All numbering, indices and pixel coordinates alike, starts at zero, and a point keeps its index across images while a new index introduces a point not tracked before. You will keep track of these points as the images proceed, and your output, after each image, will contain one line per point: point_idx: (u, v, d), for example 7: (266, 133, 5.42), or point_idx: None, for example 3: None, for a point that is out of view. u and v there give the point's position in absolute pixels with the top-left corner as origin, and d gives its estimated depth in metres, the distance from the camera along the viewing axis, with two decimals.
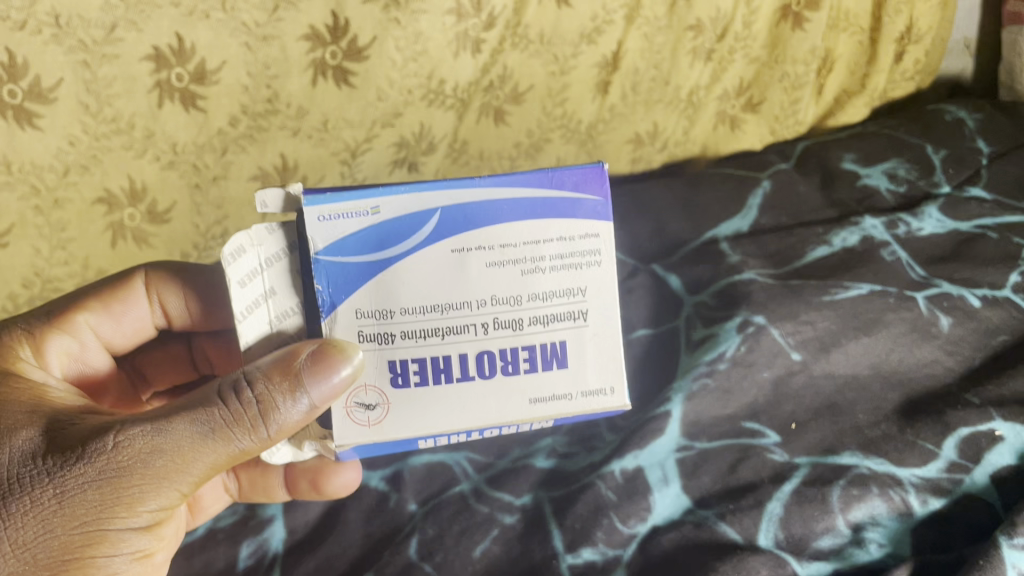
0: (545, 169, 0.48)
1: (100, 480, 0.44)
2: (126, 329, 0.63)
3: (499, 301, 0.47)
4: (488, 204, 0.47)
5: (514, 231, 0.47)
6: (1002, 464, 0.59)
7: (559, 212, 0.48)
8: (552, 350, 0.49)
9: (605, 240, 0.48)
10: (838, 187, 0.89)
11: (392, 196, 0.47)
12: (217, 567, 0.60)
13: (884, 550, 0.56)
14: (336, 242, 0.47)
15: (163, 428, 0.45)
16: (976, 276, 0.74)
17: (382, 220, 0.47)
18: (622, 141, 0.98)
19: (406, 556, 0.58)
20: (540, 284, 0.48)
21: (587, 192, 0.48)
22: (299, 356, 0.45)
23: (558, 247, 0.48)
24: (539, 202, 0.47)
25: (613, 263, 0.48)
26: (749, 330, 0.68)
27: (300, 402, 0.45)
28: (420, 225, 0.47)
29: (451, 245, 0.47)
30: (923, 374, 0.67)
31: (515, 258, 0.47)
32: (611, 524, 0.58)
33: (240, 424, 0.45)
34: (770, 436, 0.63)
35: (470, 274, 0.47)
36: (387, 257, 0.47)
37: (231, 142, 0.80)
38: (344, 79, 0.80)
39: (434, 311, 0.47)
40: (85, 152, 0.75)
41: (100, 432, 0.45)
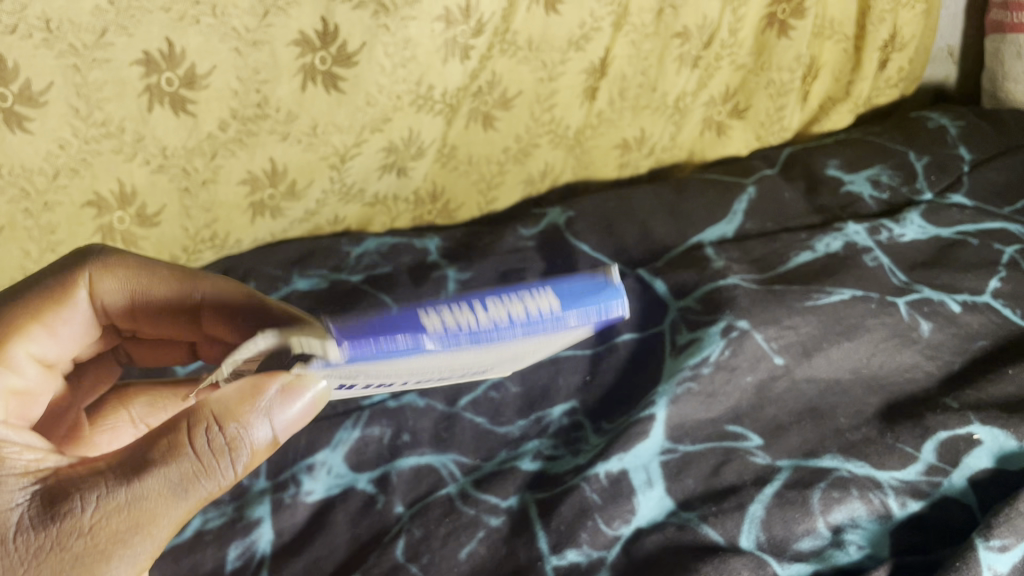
0: (566, 317, 0.36)
1: (77, 566, 0.38)
2: (66, 342, 0.53)
3: (482, 373, 0.43)
4: (505, 355, 0.38)
5: (520, 356, 0.40)
6: (980, 467, 0.60)
7: (570, 339, 0.39)
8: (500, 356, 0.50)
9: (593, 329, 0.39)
10: (822, 193, 0.90)
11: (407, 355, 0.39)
12: (205, 570, 0.60)
13: (864, 552, 0.57)
14: (332, 375, 0.37)
15: (128, 492, 0.39)
16: (957, 282, 0.76)
17: (387, 368, 0.36)
18: (609, 146, 0.99)
19: (393, 558, 0.59)
20: (524, 361, 0.43)
21: (598, 324, 0.38)
22: (264, 390, 0.40)
23: (552, 350, 0.41)
24: (556, 341, 0.39)
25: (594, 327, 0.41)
26: (733, 334, 0.69)
27: (265, 430, 0.41)
28: (429, 368, 0.37)
29: (453, 370, 0.39)
30: (903, 379, 0.68)
31: (509, 364, 0.41)
32: (595, 526, 0.59)
33: (210, 471, 0.40)
34: (752, 440, 0.64)
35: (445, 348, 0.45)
36: (382, 378, 0.38)
37: (221, 146, 0.80)
38: (333, 84, 0.80)
39: (415, 382, 0.42)
40: (75, 156, 0.75)
41: (56, 510, 0.39)
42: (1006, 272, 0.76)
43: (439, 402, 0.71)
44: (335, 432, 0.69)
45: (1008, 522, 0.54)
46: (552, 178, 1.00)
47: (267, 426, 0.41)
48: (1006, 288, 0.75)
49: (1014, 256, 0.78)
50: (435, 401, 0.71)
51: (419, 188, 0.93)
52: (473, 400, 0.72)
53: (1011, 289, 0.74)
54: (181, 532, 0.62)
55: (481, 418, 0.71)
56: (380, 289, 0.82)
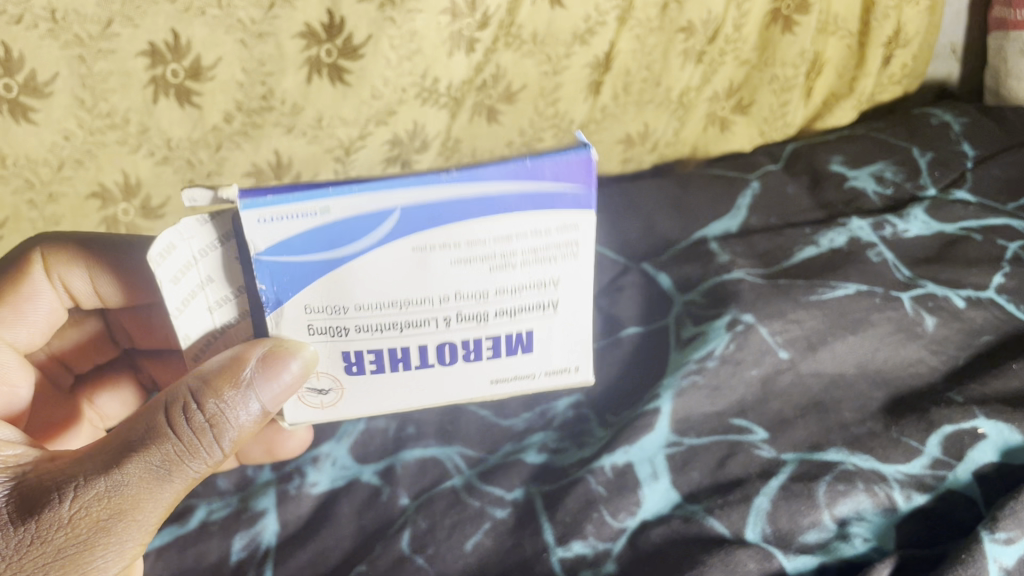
0: (523, 162, 0.46)
1: (62, 557, 0.44)
2: (36, 325, 0.63)
3: (464, 298, 0.49)
4: (455, 202, 0.46)
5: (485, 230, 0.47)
6: (985, 461, 0.60)
7: (537, 204, 0.47)
8: (517, 339, 0.52)
9: (585, 230, 0.49)
10: (826, 188, 0.90)
11: (344, 195, 0.45)
12: (209, 560, 0.60)
13: (869, 544, 0.57)
14: (284, 242, 0.46)
15: (115, 480, 0.45)
16: (961, 277, 0.76)
17: (334, 219, 0.45)
18: (613, 141, 0.99)
19: (398, 550, 0.59)
20: (509, 281, 0.49)
21: (568, 182, 0.47)
22: (246, 363, 0.47)
23: (531, 245, 0.48)
24: (505, 195, 0.46)
25: (589, 257, 0.50)
26: (737, 328, 0.70)
27: (252, 407, 0.48)
28: (380, 223, 0.46)
29: (411, 244, 0.47)
30: (908, 374, 0.68)
31: (482, 255, 0.48)
32: (600, 518, 0.59)
33: (192, 453, 0.46)
34: (758, 433, 0.64)
35: (432, 271, 0.48)
36: (341, 257, 0.47)
37: (226, 138, 0.80)
38: (339, 77, 0.80)
39: (392, 308, 0.49)
40: (80, 147, 0.75)
41: (41, 504, 0.44)
42: (1010, 268, 0.76)
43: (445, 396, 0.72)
44: (341, 425, 0.70)
45: (1012, 515, 0.55)
46: None
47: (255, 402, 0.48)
48: (1010, 283, 0.75)
49: (1018, 251, 0.78)
50: None
51: None
52: None
53: (1015, 285, 0.75)
54: (186, 521, 0.63)
55: (486, 412, 0.71)
56: None
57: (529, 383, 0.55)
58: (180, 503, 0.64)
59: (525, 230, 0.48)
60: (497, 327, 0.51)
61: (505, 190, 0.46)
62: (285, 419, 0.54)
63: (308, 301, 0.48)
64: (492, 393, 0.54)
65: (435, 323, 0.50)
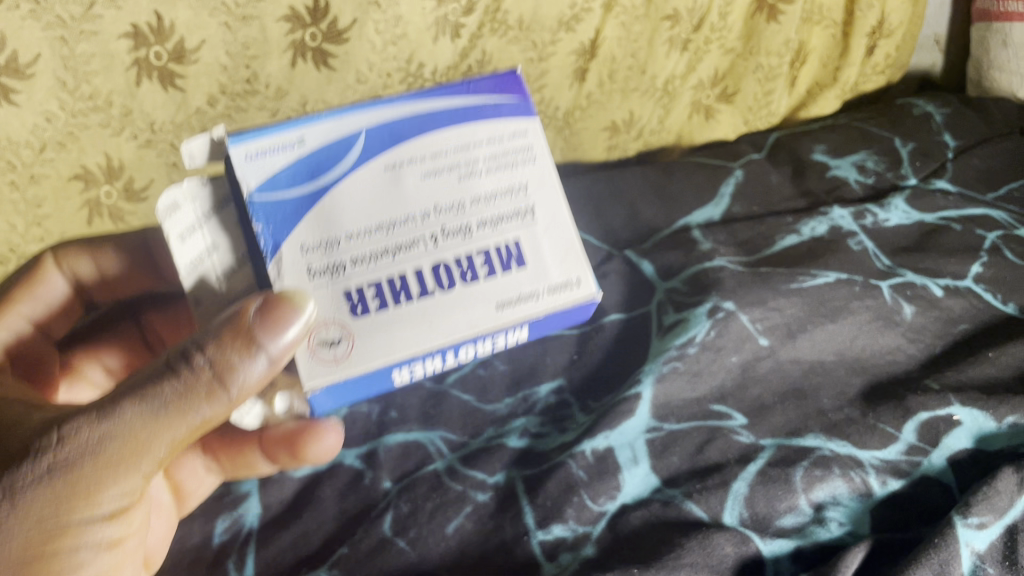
0: (462, 85, 0.60)
1: (52, 477, 0.45)
2: (48, 305, 0.70)
3: (443, 211, 0.56)
4: (412, 122, 0.57)
5: (441, 143, 0.57)
6: (958, 448, 0.62)
7: (479, 119, 0.59)
8: (506, 258, 0.57)
9: (532, 136, 0.60)
10: (808, 177, 0.91)
11: (314, 128, 0.56)
12: (192, 542, 0.62)
13: (844, 528, 0.58)
14: (269, 178, 0.54)
15: (113, 413, 0.46)
16: (939, 266, 0.77)
17: (309, 149, 0.55)
18: (598, 129, 1.00)
19: (379, 532, 0.59)
20: (479, 188, 0.57)
21: (505, 96, 0.60)
22: (247, 313, 0.47)
23: (488, 152, 0.58)
24: (454, 114, 0.58)
25: (542, 162, 0.59)
26: (718, 315, 0.70)
27: (258, 360, 0.47)
28: (349, 147, 0.56)
29: (385, 164, 0.56)
30: (886, 361, 0.69)
31: (447, 168, 0.57)
32: (581, 502, 0.59)
33: (193, 392, 0.46)
34: (737, 419, 0.65)
35: (406, 187, 0.55)
36: (321, 183, 0.55)
37: (210, 122, 0.79)
38: (324, 61, 0.80)
39: (379, 231, 0.54)
40: (62, 129, 0.74)
41: (47, 433, 0.46)
42: (987, 257, 0.78)
43: (427, 380, 0.72)
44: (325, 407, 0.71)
45: (985, 500, 0.56)
46: None
47: (263, 358, 0.47)
48: (986, 273, 0.76)
49: (996, 241, 0.79)
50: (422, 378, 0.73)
51: None
52: (460, 377, 0.73)
53: (992, 275, 0.76)
54: None
55: (468, 397, 0.71)
56: None
57: (536, 303, 0.58)
58: None
59: (476, 146, 0.58)
60: (482, 243, 0.56)
61: (451, 113, 0.58)
62: (303, 381, 0.54)
63: (302, 239, 0.53)
64: (500, 320, 0.56)
65: (428, 245, 0.55)
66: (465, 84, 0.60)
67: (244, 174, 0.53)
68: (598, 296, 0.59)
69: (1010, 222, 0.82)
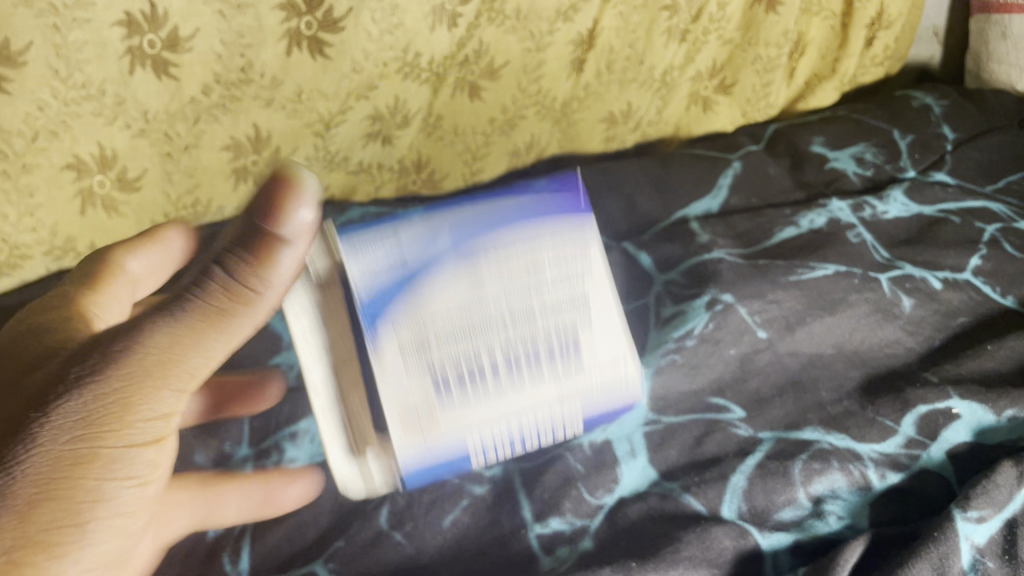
0: (534, 197, 0.60)
1: (86, 404, 0.42)
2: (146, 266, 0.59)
3: (518, 312, 0.55)
4: (498, 228, 0.58)
5: (517, 239, 0.57)
6: (957, 441, 0.62)
7: (553, 224, 0.58)
8: (569, 345, 0.56)
9: (593, 257, 0.58)
10: (807, 169, 0.91)
11: (411, 245, 0.56)
12: (186, 538, 0.59)
13: (843, 522, 0.57)
14: (375, 276, 0.54)
15: (145, 328, 0.44)
16: (938, 258, 0.77)
17: (409, 268, 0.55)
18: (595, 120, 0.99)
19: (376, 526, 0.59)
20: (551, 298, 0.57)
21: (568, 206, 0.59)
22: (257, 203, 0.45)
23: (554, 259, 0.57)
24: (535, 218, 0.58)
25: (600, 273, 0.58)
26: (716, 308, 0.70)
27: (285, 252, 0.45)
28: (442, 255, 0.56)
29: (469, 264, 0.56)
30: (884, 354, 0.69)
31: (522, 284, 0.56)
32: (578, 495, 0.59)
33: (226, 295, 0.45)
34: (735, 411, 0.65)
35: (486, 293, 0.55)
36: (419, 289, 0.54)
37: (204, 111, 0.77)
38: (319, 50, 0.78)
39: (463, 335, 0.54)
40: (55, 117, 0.72)
41: (77, 358, 0.44)
42: (987, 250, 0.77)
43: None
44: None
45: (984, 494, 0.55)
46: (537, 151, 0.99)
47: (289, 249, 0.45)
48: (986, 266, 0.76)
49: (995, 234, 0.79)
50: None
51: (403, 157, 0.91)
52: None
53: (991, 267, 0.76)
54: None
55: None
56: None
57: (591, 395, 0.57)
58: None
59: (546, 258, 0.57)
60: (546, 323, 0.56)
61: (522, 206, 0.59)
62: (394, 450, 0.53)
63: (397, 308, 0.54)
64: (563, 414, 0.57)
65: (492, 382, 0.54)
66: (527, 195, 0.60)
67: (356, 280, 0.54)
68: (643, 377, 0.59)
69: (1010, 215, 0.82)
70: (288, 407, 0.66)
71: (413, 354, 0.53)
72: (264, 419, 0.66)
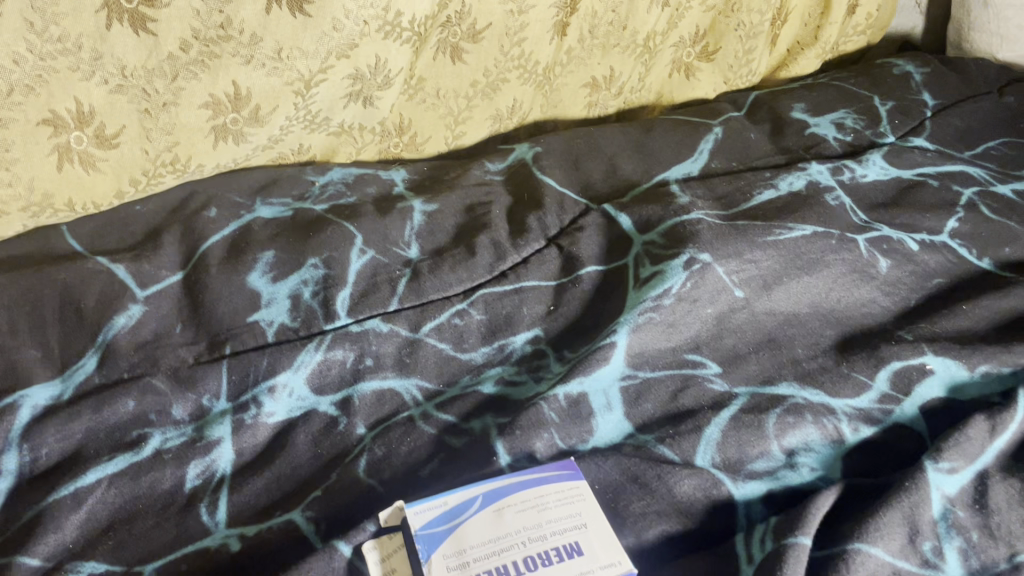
0: (546, 465, 0.57)
1: None
2: None
3: None
4: (511, 488, 0.54)
5: (529, 499, 0.53)
6: (931, 396, 0.62)
7: (566, 480, 0.55)
8: (566, 547, 0.50)
9: (588, 500, 0.53)
10: (787, 134, 0.91)
11: (446, 507, 0.53)
12: (163, 488, 0.59)
13: (816, 474, 0.58)
14: (423, 526, 0.52)
15: None
16: (916, 221, 0.78)
17: (444, 530, 0.52)
18: (578, 85, 0.99)
19: (354, 474, 0.59)
20: (549, 530, 0.51)
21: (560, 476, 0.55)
22: None
23: (559, 508, 0.53)
24: (544, 477, 0.55)
25: (596, 525, 0.52)
26: (694, 267, 0.69)
27: None
28: (467, 513, 0.53)
29: (492, 512, 0.53)
30: (860, 313, 0.70)
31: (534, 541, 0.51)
32: (551, 438, 0.59)
33: None
34: (711, 367, 0.66)
35: (504, 522, 0.52)
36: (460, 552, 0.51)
37: (183, 67, 0.75)
38: (299, 7, 0.77)
39: None
40: (31, 72, 0.69)
41: None
42: (964, 213, 0.79)
43: (403, 328, 0.70)
44: (297, 354, 0.67)
45: (956, 446, 0.56)
46: (520, 115, 0.98)
47: None
48: (963, 228, 0.77)
49: (973, 197, 0.81)
50: (398, 327, 0.70)
51: (385, 119, 0.91)
52: (436, 327, 0.70)
53: (968, 230, 0.77)
54: (139, 449, 0.61)
55: (444, 345, 0.69)
56: (345, 217, 0.79)
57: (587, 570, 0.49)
58: (133, 432, 0.62)
59: (547, 476, 0.55)
60: (554, 539, 0.51)
61: (534, 480, 0.55)
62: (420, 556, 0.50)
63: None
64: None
65: None
66: (533, 467, 0.57)
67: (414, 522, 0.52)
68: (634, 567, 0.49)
69: (986, 179, 0.84)
70: (268, 361, 0.66)
71: (451, 559, 0.50)
72: (243, 374, 0.66)
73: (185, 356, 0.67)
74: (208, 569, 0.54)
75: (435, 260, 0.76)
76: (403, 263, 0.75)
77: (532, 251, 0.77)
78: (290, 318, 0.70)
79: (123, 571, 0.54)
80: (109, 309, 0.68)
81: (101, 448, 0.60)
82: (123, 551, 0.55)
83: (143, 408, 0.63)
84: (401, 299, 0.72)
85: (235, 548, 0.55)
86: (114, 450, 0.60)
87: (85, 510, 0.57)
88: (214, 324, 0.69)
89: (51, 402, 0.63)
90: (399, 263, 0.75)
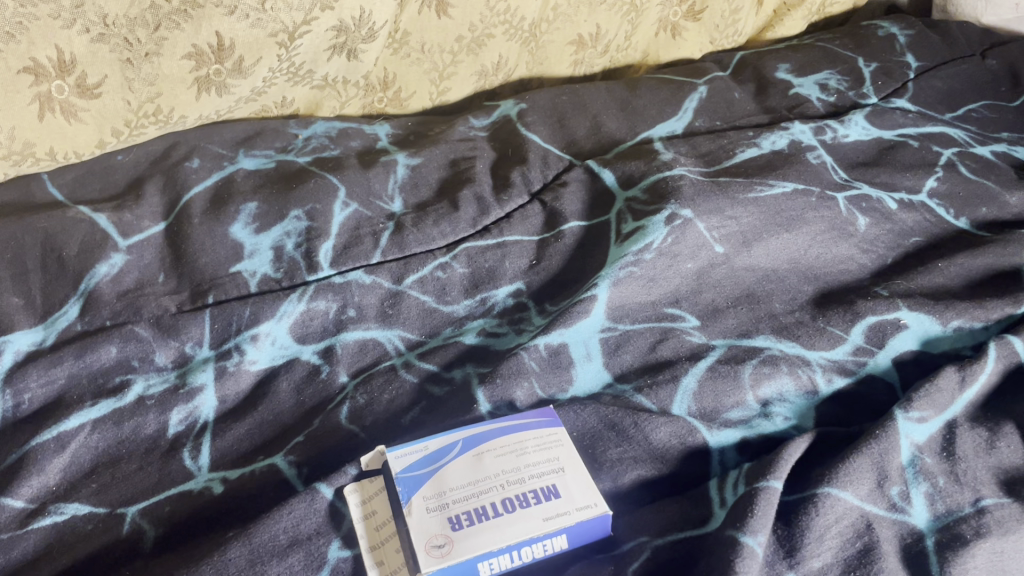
0: (523, 412, 0.57)
1: None
2: None
3: None
4: (489, 433, 0.55)
5: (506, 443, 0.54)
6: (904, 349, 0.64)
7: (542, 426, 0.56)
8: (543, 490, 0.51)
9: (565, 446, 0.54)
10: (770, 95, 0.92)
11: (426, 451, 0.54)
12: (147, 433, 0.59)
13: (789, 422, 0.59)
14: (404, 469, 0.53)
15: None
16: (895, 180, 0.79)
17: (424, 472, 0.52)
18: (564, 42, 0.99)
19: (335, 420, 0.60)
20: (528, 473, 0.52)
21: (536, 421, 0.56)
22: None
23: (537, 453, 0.54)
24: (521, 423, 0.56)
25: (574, 468, 0.53)
26: (675, 222, 0.70)
27: None
28: (446, 457, 0.53)
29: (470, 456, 0.53)
30: (838, 270, 0.71)
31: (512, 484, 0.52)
32: (531, 387, 0.60)
33: None
34: (690, 321, 0.67)
35: (483, 465, 0.53)
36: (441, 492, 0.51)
37: (165, 17, 0.75)
38: None
39: None
40: (10, 19, 0.68)
41: None
42: (943, 172, 0.80)
43: (385, 280, 0.70)
44: (279, 304, 0.67)
45: (926, 396, 0.57)
46: (505, 72, 0.98)
47: None
48: (941, 188, 0.78)
49: (952, 158, 0.82)
50: (380, 279, 0.70)
51: (370, 73, 0.90)
52: (419, 279, 0.71)
53: (946, 189, 0.78)
54: (122, 395, 0.61)
55: (427, 297, 0.70)
56: (328, 170, 0.79)
57: (564, 512, 0.50)
58: (117, 378, 0.62)
59: (525, 423, 0.56)
60: (531, 481, 0.52)
61: (512, 426, 0.56)
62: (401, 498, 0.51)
63: None
64: (546, 532, 0.48)
65: None
66: (511, 414, 0.58)
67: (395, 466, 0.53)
68: (609, 510, 0.50)
69: (966, 140, 0.85)
70: (251, 310, 0.66)
71: (432, 500, 0.51)
72: (225, 322, 0.66)
73: (168, 305, 0.67)
74: (191, 512, 0.54)
75: (418, 213, 0.76)
76: (386, 217, 0.76)
77: (516, 205, 0.78)
78: (272, 269, 0.70)
79: (106, 513, 0.54)
80: (91, 258, 0.68)
81: (85, 394, 0.61)
82: (106, 494, 0.55)
83: (125, 355, 0.63)
84: (383, 252, 0.72)
85: (218, 491, 0.56)
86: (97, 396, 0.61)
87: (68, 454, 0.57)
88: (197, 274, 0.69)
89: (33, 347, 0.63)
90: (383, 216, 0.76)
